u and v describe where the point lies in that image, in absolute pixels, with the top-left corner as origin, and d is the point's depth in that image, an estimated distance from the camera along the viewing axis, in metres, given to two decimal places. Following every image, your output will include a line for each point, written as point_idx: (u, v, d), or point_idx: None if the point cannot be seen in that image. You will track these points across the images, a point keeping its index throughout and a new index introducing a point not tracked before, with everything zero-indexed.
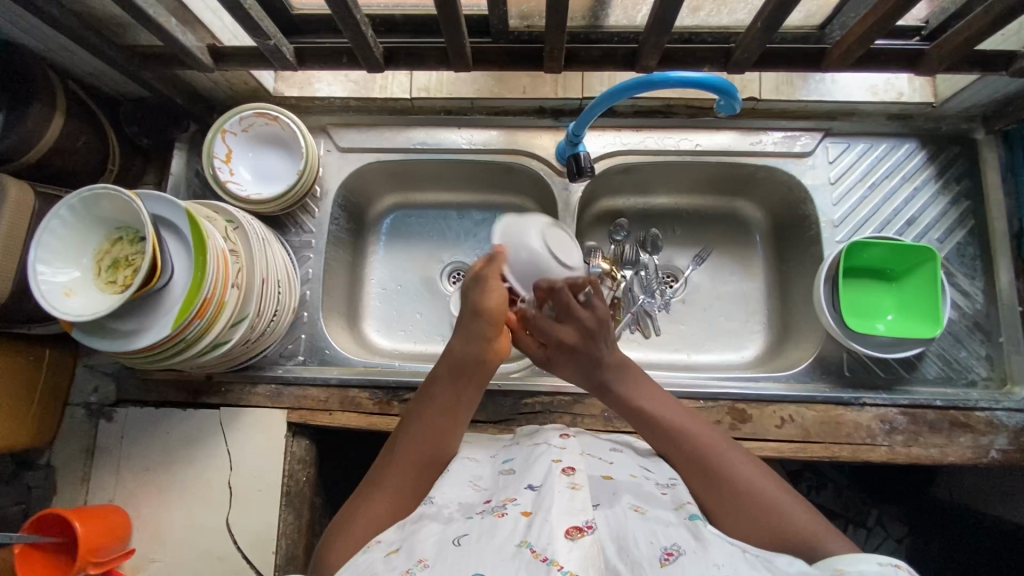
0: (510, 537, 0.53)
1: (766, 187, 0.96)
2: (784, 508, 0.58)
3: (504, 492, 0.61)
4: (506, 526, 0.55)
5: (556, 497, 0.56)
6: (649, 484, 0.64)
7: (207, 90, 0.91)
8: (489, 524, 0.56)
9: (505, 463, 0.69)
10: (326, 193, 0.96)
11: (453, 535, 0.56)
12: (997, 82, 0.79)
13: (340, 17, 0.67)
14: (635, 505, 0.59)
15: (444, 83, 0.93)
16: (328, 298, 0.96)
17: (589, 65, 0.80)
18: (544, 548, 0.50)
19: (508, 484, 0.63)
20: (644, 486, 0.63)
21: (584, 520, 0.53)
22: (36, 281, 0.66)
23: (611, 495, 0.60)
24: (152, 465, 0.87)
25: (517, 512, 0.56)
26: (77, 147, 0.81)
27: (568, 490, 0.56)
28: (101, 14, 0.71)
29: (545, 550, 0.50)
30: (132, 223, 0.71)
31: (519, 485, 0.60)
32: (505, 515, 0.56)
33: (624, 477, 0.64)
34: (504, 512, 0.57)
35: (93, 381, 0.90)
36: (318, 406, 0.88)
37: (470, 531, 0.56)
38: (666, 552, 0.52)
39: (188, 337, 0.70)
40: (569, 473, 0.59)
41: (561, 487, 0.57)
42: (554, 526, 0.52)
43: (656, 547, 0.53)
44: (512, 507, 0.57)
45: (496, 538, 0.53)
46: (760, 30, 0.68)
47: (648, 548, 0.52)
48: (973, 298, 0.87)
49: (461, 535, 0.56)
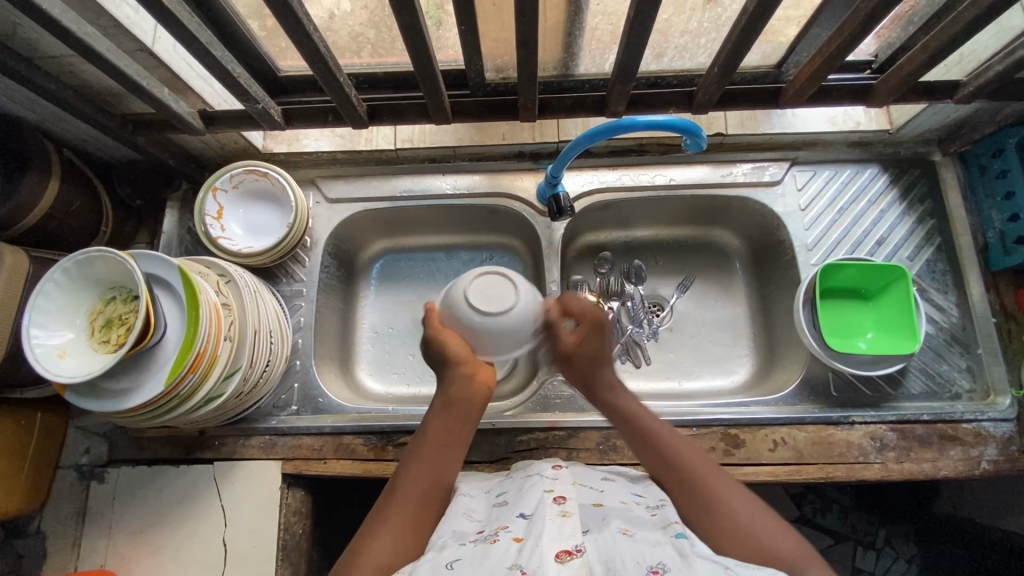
0: (502, 560, 0.52)
1: (740, 216, 1.00)
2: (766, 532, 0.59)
3: (497, 522, 0.60)
4: (498, 550, 0.54)
5: (546, 523, 0.56)
6: (638, 509, 0.63)
7: (199, 151, 0.95)
8: (480, 551, 0.55)
9: (497, 495, 0.67)
10: (316, 242, 0.98)
11: (447, 560, 0.55)
12: (945, 109, 0.84)
13: (325, 81, 0.71)
14: (624, 528, 0.58)
15: (426, 133, 0.98)
16: (321, 345, 0.97)
17: (562, 112, 0.87)
18: (534, 569, 0.50)
19: (500, 515, 0.62)
20: (634, 511, 0.63)
21: (575, 543, 0.53)
22: (30, 344, 0.67)
23: (601, 520, 0.59)
24: (145, 525, 0.86)
25: (509, 539, 0.55)
26: (71, 211, 0.83)
27: (558, 517, 0.56)
28: (96, 88, 0.75)
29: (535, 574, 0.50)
30: (125, 282, 0.73)
31: (511, 515, 0.60)
32: (497, 541, 0.56)
33: (613, 504, 0.64)
34: (496, 539, 0.56)
35: (85, 442, 0.90)
36: (311, 455, 0.88)
37: (463, 556, 0.55)
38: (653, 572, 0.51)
39: (182, 392, 0.70)
40: (560, 502, 0.59)
41: (551, 515, 0.57)
42: (544, 550, 0.52)
43: (642, 566, 0.52)
44: (504, 534, 0.57)
45: (488, 561, 0.53)
46: (717, 75, 0.73)
47: (634, 568, 0.52)
48: (948, 312, 0.89)
49: (454, 559, 0.55)
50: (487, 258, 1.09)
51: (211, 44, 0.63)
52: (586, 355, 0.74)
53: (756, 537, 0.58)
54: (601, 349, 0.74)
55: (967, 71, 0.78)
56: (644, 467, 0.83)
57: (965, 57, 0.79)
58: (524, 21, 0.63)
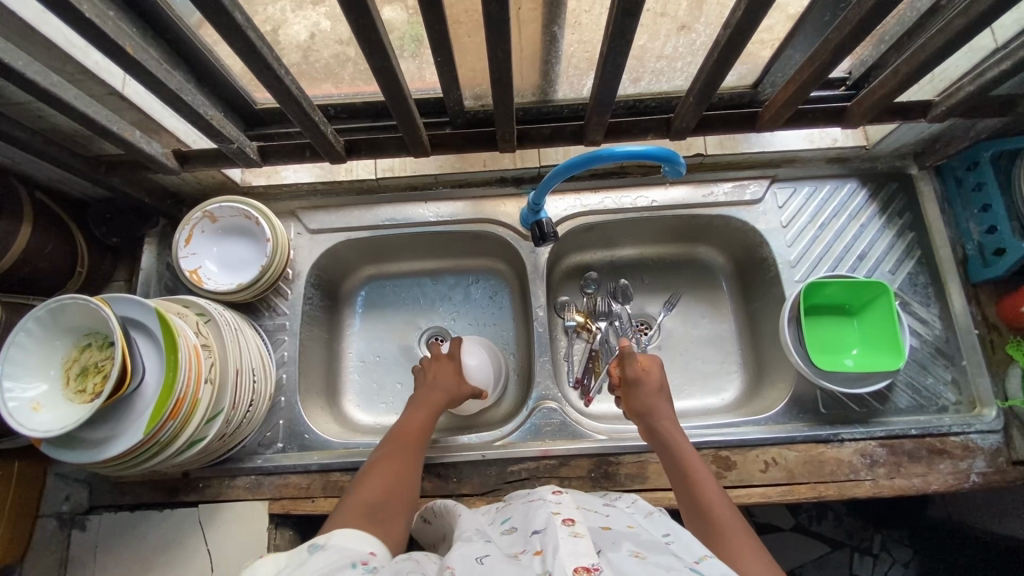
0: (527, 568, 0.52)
1: (724, 234, 1.01)
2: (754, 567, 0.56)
3: (513, 541, 0.60)
4: (522, 563, 0.53)
5: (561, 540, 0.55)
6: (650, 533, 0.61)
7: (175, 186, 0.93)
8: (507, 558, 0.55)
9: (503, 523, 0.65)
10: (298, 274, 0.97)
11: (477, 554, 0.56)
12: (919, 126, 0.85)
13: (300, 120, 0.70)
14: (636, 550, 0.55)
15: (407, 163, 0.97)
16: (305, 380, 0.95)
17: (541, 142, 0.85)
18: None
19: (512, 537, 0.61)
20: (644, 535, 0.60)
21: (592, 560, 0.51)
22: (3, 398, 0.65)
23: (612, 542, 0.57)
24: (129, 573, 0.84)
25: (530, 553, 0.55)
26: (44, 254, 0.81)
27: (571, 536, 0.55)
28: (66, 131, 0.74)
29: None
30: (101, 328, 0.71)
31: (525, 535, 0.59)
32: (521, 556, 0.55)
33: (621, 527, 0.62)
34: (522, 552, 0.56)
35: (64, 489, 0.88)
36: (299, 494, 0.86)
37: (493, 553, 0.56)
38: None
39: (162, 439, 0.69)
40: (569, 523, 0.58)
41: (563, 535, 0.56)
42: (564, 562, 0.51)
43: None
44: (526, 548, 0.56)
45: (514, 568, 0.52)
46: (694, 103, 0.74)
47: None
48: (931, 324, 0.90)
49: (483, 555, 0.56)
50: (473, 282, 1.08)
51: (181, 90, 0.62)
52: (646, 381, 0.79)
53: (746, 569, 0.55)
54: (660, 385, 0.79)
55: (939, 89, 0.79)
56: (636, 493, 0.83)
57: (937, 76, 0.80)
58: (498, 58, 0.63)
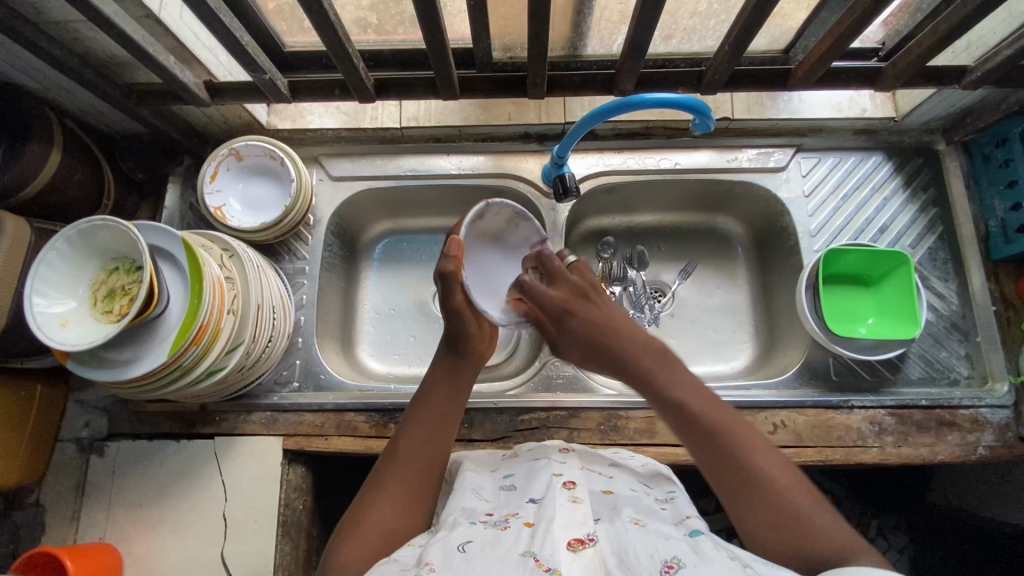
0: (515, 547, 0.53)
1: (744, 202, 1.00)
2: (820, 517, 0.57)
3: (506, 508, 0.60)
4: (510, 537, 0.54)
5: (557, 509, 0.56)
6: (649, 500, 0.62)
7: (201, 125, 0.94)
8: (492, 536, 0.55)
9: (505, 477, 0.66)
10: (320, 220, 0.98)
11: (458, 540, 0.55)
12: (953, 95, 0.85)
13: (334, 51, 0.70)
14: (635, 518, 0.58)
15: (432, 113, 0.97)
16: (322, 324, 0.97)
17: (569, 91, 0.86)
18: (548, 557, 0.50)
19: (510, 498, 0.62)
20: (644, 500, 0.62)
21: (586, 531, 0.53)
22: (32, 311, 0.66)
23: (611, 509, 0.59)
24: (145, 499, 0.86)
25: (521, 524, 0.56)
26: (72, 182, 0.82)
27: (569, 503, 0.56)
28: (102, 55, 0.74)
29: (548, 560, 0.50)
30: (128, 253, 0.72)
31: (521, 500, 0.60)
32: (508, 527, 0.56)
33: (623, 491, 0.63)
34: (508, 525, 0.56)
35: (84, 416, 0.89)
36: (313, 432, 0.88)
37: (475, 538, 0.55)
38: (668, 566, 0.51)
39: (184, 364, 0.70)
40: (569, 487, 0.59)
41: (562, 500, 0.57)
42: (557, 536, 0.52)
43: (657, 560, 0.51)
44: (514, 520, 0.57)
45: (500, 549, 0.53)
46: (728, 54, 0.73)
47: (648, 562, 0.51)
48: (948, 299, 0.90)
49: (465, 540, 0.55)
50: None
51: (218, 10, 0.63)
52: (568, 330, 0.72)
53: (796, 510, 0.57)
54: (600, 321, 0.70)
55: (975, 56, 0.78)
56: (645, 447, 0.84)
57: (973, 43, 0.79)
58: None
